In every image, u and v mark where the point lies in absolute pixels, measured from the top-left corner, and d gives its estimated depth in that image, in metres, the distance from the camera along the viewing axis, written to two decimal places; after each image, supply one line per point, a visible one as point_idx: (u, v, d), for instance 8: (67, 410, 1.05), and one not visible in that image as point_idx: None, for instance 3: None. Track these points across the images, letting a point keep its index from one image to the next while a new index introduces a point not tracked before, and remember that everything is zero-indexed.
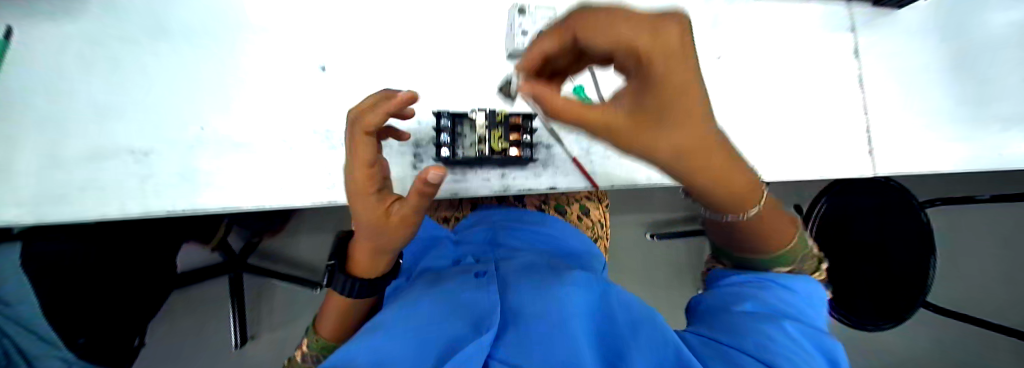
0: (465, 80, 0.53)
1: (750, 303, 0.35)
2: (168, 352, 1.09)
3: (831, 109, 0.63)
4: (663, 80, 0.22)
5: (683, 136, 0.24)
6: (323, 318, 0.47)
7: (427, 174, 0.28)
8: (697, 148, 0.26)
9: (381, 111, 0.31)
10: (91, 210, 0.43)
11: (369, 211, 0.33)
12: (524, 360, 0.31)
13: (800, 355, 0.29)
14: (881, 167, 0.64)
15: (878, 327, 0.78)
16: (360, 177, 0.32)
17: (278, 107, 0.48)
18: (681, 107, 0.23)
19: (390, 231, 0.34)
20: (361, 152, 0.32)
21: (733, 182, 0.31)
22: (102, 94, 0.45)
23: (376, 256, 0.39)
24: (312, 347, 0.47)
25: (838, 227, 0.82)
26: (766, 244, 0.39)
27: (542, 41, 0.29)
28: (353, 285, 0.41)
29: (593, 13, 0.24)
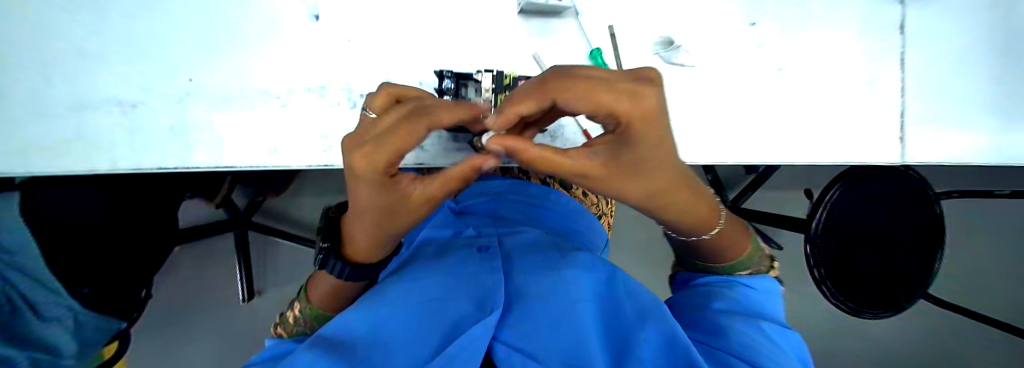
0: (472, 40, 0.49)
1: (727, 302, 0.42)
2: (177, 303, 1.12)
3: (867, 89, 0.59)
4: (640, 143, 0.23)
5: (650, 178, 0.27)
6: (315, 286, 0.47)
7: (483, 163, 0.29)
8: (669, 186, 0.29)
9: (457, 113, 0.26)
10: (80, 163, 0.41)
11: (392, 197, 0.29)
12: (532, 343, 0.36)
13: (774, 351, 0.35)
14: (911, 154, 0.60)
15: (875, 314, 0.77)
16: (384, 165, 0.26)
17: (271, 60, 0.45)
18: (650, 160, 0.25)
19: (409, 212, 0.32)
20: (404, 144, 0.24)
21: (693, 211, 0.36)
22: (79, 35, 0.41)
23: (378, 237, 0.36)
24: (306, 313, 0.48)
25: (849, 214, 0.76)
26: (725, 252, 0.47)
27: (517, 104, 0.24)
28: (345, 270, 0.41)
29: (576, 86, 0.21)
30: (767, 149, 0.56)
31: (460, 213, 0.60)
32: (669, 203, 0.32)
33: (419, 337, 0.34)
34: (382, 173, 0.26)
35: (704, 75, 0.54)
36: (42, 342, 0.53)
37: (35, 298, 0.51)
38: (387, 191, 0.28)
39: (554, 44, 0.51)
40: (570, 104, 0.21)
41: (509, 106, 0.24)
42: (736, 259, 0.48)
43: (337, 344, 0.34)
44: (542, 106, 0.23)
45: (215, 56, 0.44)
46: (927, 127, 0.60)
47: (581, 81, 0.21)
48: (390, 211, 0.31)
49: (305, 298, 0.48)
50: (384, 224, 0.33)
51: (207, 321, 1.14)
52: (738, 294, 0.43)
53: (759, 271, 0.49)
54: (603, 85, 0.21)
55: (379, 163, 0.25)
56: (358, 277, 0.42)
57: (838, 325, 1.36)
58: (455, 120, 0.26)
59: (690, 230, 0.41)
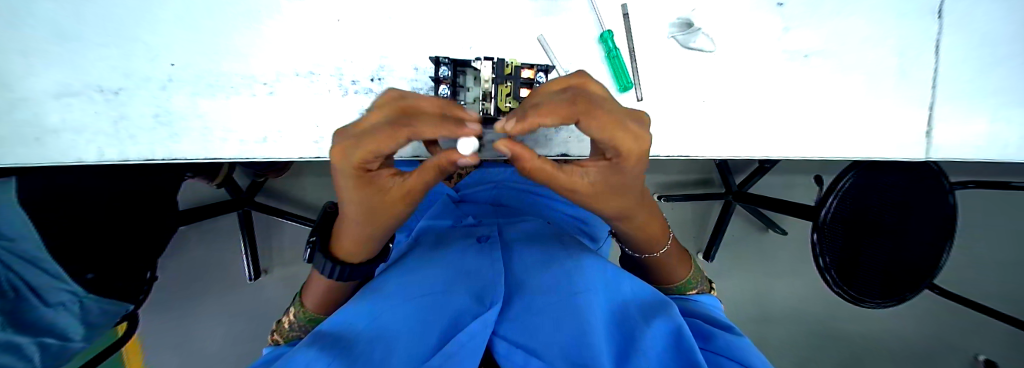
0: (472, 20, 0.46)
1: (703, 313, 0.45)
2: (183, 282, 1.13)
3: (896, 78, 0.55)
4: (624, 172, 0.28)
5: (627, 193, 0.31)
6: (309, 291, 0.46)
7: (458, 158, 0.28)
8: (630, 207, 0.34)
9: (439, 130, 0.26)
10: (67, 153, 0.40)
11: (369, 192, 0.29)
12: (531, 339, 0.35)
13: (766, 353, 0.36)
14: (938, 148, 0.57)
15: (878, 304, 0.76)
16: (360, 160, 0.26)
17: (258, 44, 0.42)
18: (633, 181, 0.30)
19: (389, 207, 0.31)
20: (381, 146, 0.25)
21: (648, 226, 0.42)
22: (57, 20, 0.39)
23: (362, 234, 0.35)
24: (299, 319, 0.46)
25: (858, 204, 0.73)
26: (670, 274, 0.51)
27: (543, 116, 0.24)
28: (335, 268, 0.39)
29: (601, 114, 0.24)
30: (784, 142, 0.53)
31: (462, 202, 0.59)
32: (631, 219, 0.38)
33: (419, 330, 0.33)
34: (358, 167, 0.27)
35: (721, 62, 0.51)
36: (46, 326, 0.53)
37: (36, 284, 0.51)
38: (365, 186, 0.29)
39: (561, 26, 0.48)
40: (590, 130, 0.24)
41: (533, 116, 0.24)
42: (683, 278, 0.52)
43: (335, 344, 0.32)
44: (567, 121, 0.25)
45: (200, 39, 0.41)
46: (954, 119, 0.57)
47: (607, 113, 0.24)
48: (369, 209, 0.30)
49: (299, 303, 0.47)
50: (369, 221, 0.32)
51: (214, 300, 1.16)
52: (700, 307, 0.47)
53: (703, 290, 0.53)
54: (617, 122, 0.25)
55: (355, 158, 0.26)
56: (350, 277, 0.40)
57: (838, 311, 1.36)
58: (435, 135, 0.26)
59: (647, 246, 0.46)
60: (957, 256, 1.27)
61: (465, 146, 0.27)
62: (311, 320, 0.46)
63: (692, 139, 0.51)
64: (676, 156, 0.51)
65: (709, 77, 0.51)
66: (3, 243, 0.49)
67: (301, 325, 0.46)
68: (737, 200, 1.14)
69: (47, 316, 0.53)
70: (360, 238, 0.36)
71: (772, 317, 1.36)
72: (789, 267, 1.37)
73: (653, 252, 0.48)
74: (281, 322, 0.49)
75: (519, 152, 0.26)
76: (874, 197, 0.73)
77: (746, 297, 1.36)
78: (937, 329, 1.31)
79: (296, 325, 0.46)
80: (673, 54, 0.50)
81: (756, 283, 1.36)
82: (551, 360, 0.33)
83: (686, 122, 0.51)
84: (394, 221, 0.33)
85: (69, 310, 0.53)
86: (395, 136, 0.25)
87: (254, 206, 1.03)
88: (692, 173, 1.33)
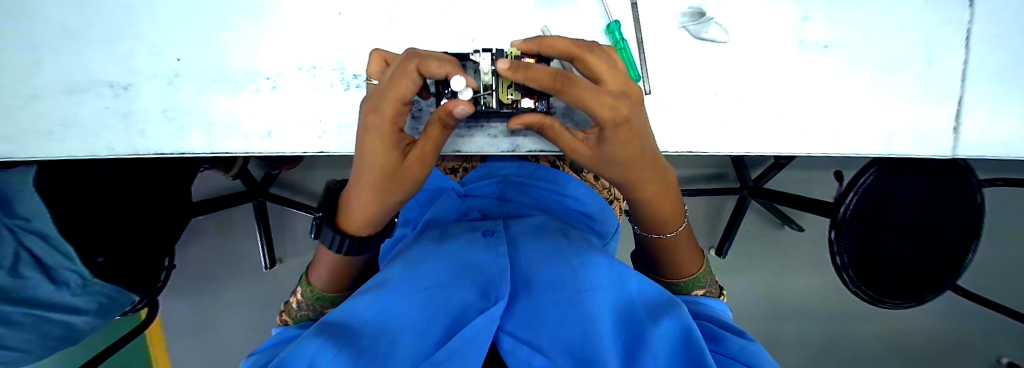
0: (473, 12, 0.45)
1: (714, 314, 0.43)
2: (201, 269, 1.18)
3: (923, 69, 0.52)
4: (616, 139, 0.28)
5: (634, 165, 0.32)
6: (316, 270, 0.46)
7: (453, 106, 0.27)
8: (640, 177, 0.35)
9: (445, 65, 0.28)
10: (82, 148, 0.42)
11: (393, 153, 0.30)
12: (533, 335, 0.34)
13: None
14: (967, 144, 0.53)
15: (897, 305, 0.73)
16: (389, 112, 0.28)
17: (260, 38, 0.42)
18: (630, 157, 0.31)
19: (408, 167, 0.32)
20: (404, 90, 0.27)
21: (659, 200, 0.41)
22: (71, 17, 0.40)
23: (377, 208, 0.35)
24: (307, 298, 0.46)
25: (880, 201, 0.70)
26: (676, 267, 0.50)
27: (529, 78, 0.26)
28: (342, 241, 0.39)
29: (580, 85, 0.24)
30: (800, 137, 0.51)
31: (466, 196, 0.57)
32: (643, 194, 0.39)
33: (423, 323, 0.33)
34: (389, 124, 0.29)
35: (732, 53, 0.49)
36: (58, 305, 0.54)
37: (49, 264, 0.53)
38: (392, 145, 0.30)
39: (566, 17, 0.46)
40: (567, 99, 0.25)
41: (523, 74, 0.26)
42: (693, 275, 0.50)
43: (340, 329, 0.32)
44: (546, 88, 0.26)
45: (203, 35, 0.41)
46: (985, 115, 0.53)
47: (585, 87, 0.24)
48: (390, 173, 0.32)
49: (305, 282, 0.46)
50: (386, 191, 0.33)
51: (230, 286, 1.20)
52: (710, 312, 0.45)
53: (712, 292, 0.52)
54: (598, 89, 0.25)
55: (386, 109, 0.28)
56: (358, 252, 0.41)
57: (854, 311, 1.32)
58: (441, 72, 0.28)
59: (659, 226, 0.46)
60: (983, 256, 1.22)
61: (456, 83, 0.28)
62: (318, 298, 0.46)
63: (703, 134, 0.49)
64: (685, 152, 0.50)
65: (720, 69, 0.49)
66: (18, 223, 0.50)
67: (309, 304, 0.46)
68: (751, 195, 1.11)
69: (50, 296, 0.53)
70: (375, 211, 0.36)
71: (785, 315, 1.33)
72: (806, 265, 1.33)
73: (666, 233, 0.47)
74: (288, 302, 0.49)
75: (535, 123, 0.31)
76: (897, 194, 0.70)
77: (760, 294, 1.34)
78: (962, 332, 1.25)
79: (305, 304, 0.46)
80: (683, 45, 0.48)
81: (769, 281, 1.33)
82: (556, 358, 0.33)
83: (696, 116, 0.49)
84: (407, 190, 0.35)
85: (75, 293, 0.54)
86: (406, 70, 0.27)
87: (267, 198, 1.05)
88: (706, 167, 1.30)
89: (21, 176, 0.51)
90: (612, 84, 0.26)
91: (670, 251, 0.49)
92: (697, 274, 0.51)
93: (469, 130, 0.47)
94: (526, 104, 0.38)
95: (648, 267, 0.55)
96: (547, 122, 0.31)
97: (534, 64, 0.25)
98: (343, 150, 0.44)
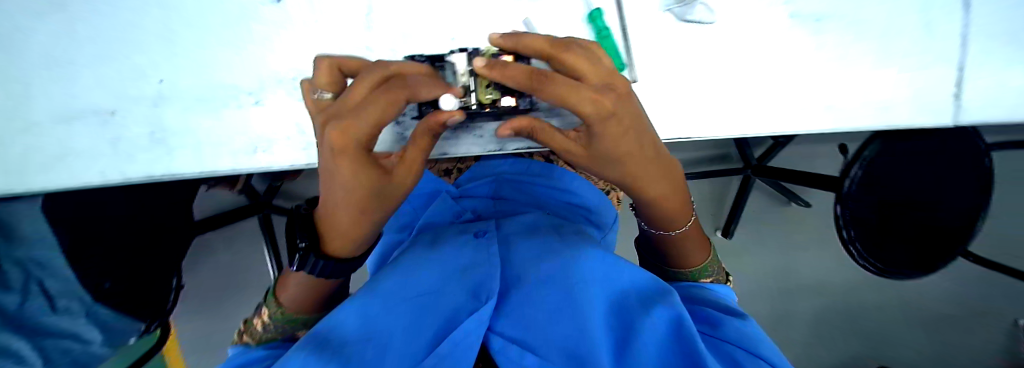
0: (451, 11, 0.44)
1: (707, 297, 0.43)
2: (209, 285, 1.19)
3: (918, 35, 0.50)
4: (606, 134, 0.27)
5: (631, 161, 0.31)
6: (287, 287, 0.45)
7: (447, 118, 0.29)
8: (640, 174, 0.34)
9: (433, 89, 0.29)
10: (74, 176, 0.42)
11: (373, 174, 0.28)
12: (524, 334, 0.34)
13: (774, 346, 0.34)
14: (969, 108, 0.52)
15: (906, 276, 0.73)
16: (366, 137, 0.26)
17: (239, 54, 0.42)
18: (624, 152, 0.30)
19: (392, 182, 0.30)
20: (386, 114, 0.25)
21: (665, 199, 0.40)
22: (51, 46, 0.40)
23: (362, 225, 0.34)
24: (275, 318, 0.45)
25: (886, 171, 0.68)
26: (682, 258, 0.50)
27: (506, 80, 0.26)
28: (319, 263, 0.38)
29: (556, 82, 0.23)
30: (796, 115, 0.50)
31: (462, 198, 0.57)
32: (647, 190, 0.37)
33: (412, 329, 0.33)
34: (366, 148, 0.26)
35: (722, 34, 0.48)
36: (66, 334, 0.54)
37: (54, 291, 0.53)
38: (373, 167, 0.28)
39: (545, 9, 0.45)
40: (547, 98, 0.25)
41: (499, 76, 0.26)
42: (702, 263, 0.50)
43: (327, 341, 0.31)
44: (525, 88, 0.25)
45: (183, 55, 0.41)
46: (987, 79, 0.52)
47: (564, 83, 0.23)
48: (374, 194, 0.30)
49: (273, 302, 0.45)
50: (371, 208, 0.32)
51: (239, 301, 1.20)
52: (710, 297, 0.44)
53: (719, 279, 0.52)
54: (579, 85, 0.24)
55: (361, 135, 0.25)
56: (330, 274, 0.40)
57: (866, 284, 1.30)
58: (429, 94, 0.29)
59: (666, 222, 0.45)
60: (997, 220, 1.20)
61: (446, 101, 0.30)
62: (288, 319, 0.45)
63: (693, 120, 0.48)
64: (676, 139, 0.49)
65: (709, 51, 0.48)
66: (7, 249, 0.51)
67: (278, 325, 0.45)
68: (756, 175, 1.09)
69: (60, 328, 0.54)
70: (361, 228, 0.34)
71: (795, 292, 1.32)
72: (814, 242, 1.32)
73: (671, 230, 0.46)
74: (251, 322, 0.47)
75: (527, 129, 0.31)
76: (903, 164, 0.68)
77: (770, 273, 1.33)
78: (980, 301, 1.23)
79: (272, 325, 0.45)
80: (668, 29, 0.47)
81: (779, 259, 1.32)
82: (547, 355, 0.32)
83: (685, 101, 0.48)
84: (391, 204, 0.33)
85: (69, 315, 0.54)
86: (391, 96, 0.25)
87: (270, 210, 1.06)
88: (707, 149, 1.29)
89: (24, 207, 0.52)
90: (593, 77, 0.26)
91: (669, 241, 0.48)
92: (700, 265, 0.50)
93: (455, 133, 0.47)
94: (506, 103, 0.37)
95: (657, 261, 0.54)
96: (536, 124, 0.31)
97: (510, 64, 0.25)
98: None
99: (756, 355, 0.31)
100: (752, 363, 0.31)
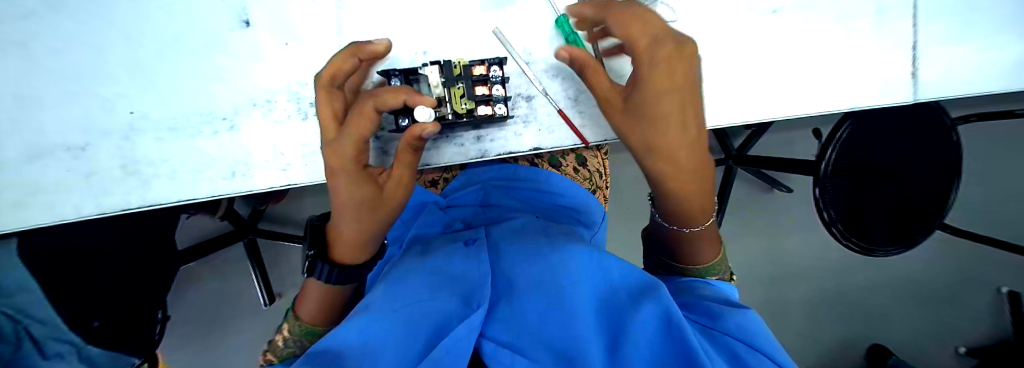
0: (423, 24, 0.45)
1: (705, 290, 0.43)
2: (196, 316, 1.15)
3: (871, 21, 0.53)
4: (659, 58, 0.34)
5: (662, 115, 0.34)
6: (306, 300, 0.46)
7: (419, 131, 0.33)
8: (668, 150, 0.36)
9: (398, 96, 0.33)
10: (47, 215, 0.41)
11: (365, 183, 0.35)
12: (514, 340, 0.34)
13: (767, 338, 0.34)
14: (924, 87, 0.55)
15: (888, 252, 0.75)
16: (351, 152, 0.34)
17: (213, 80, 0.42)
18: (661, 90, 0.34)
19: (382, 192, 0.37)
20: (362, 128, 0.33)
21: (694, 195, 0.41)
22: (15, 85, 0.39)
23: (363, 236, 0.39)
24: (295, 332, 0.45)
25: (859, 151, 0.71)
26: (688, 254, 0.49)
27: (587, 8, 0.40)
28: (327, 271, 0.42)
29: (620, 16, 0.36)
30: (766, 103, 0.52)
31: (449, 208, 0.58)
32: (675, 185, 0.39)
33: (404, 340, 0.32)
34: (355, 162, 0.34)
35: (688, 31, 0.50)
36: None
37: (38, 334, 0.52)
38: (362, 179, 0.35)
39: (515, 17, 0.47)
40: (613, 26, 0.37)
41: (583, 9, 0.41)
42: (710, 261, 0.49)
43: (324, 360, 0.31)
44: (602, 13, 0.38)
45: (154, 85, 0.41)
46: (938, 58, 0.55)
47: (630, 12, 0.36)
48: (366, 203, 0.36)
49: (293, 316, 0.46)
50: (367, 218, 0.37)
51: (230, 329, 1.17)
52: (714, 292, 0.43)
53: (725, 279, 0.50)
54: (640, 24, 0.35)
55: (348, 151, 0.33)
56: (342, 280, 0.43)
57: (850, 262, 1.35)
58: (397, 100, 0.33)
59: (688, 219, 0.44)
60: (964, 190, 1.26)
61: (422, 113, 0.34)
62: (307, 333, 0.45)
63: None
64: None
65: None
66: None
67: (297, 340, 0.45)
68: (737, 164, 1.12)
69: None
70: (364, 240, 0.40)
71: (785, 276, 1.35)
72: (799, 224, 1.35)
73: (693, 225, 0.45)
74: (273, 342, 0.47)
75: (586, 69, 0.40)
76: (875, 142, 0.71)
77: (761, 259, 1.35)
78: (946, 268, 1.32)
79: (292, 341, 0.45)
80: None
81: (767, 244, 1.35)
82: (537, 358, 0.32)
83: None
84: (389, 215, 0.39)
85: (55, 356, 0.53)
86: (363, 110, 0.32)
87: (257, 233, 1.04)
88: None
89: None
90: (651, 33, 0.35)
91: (664, 234, 0.49)
92: (709, 261, 0.49)
93: (435, 142, 0.47)
94: (482, 111, 0.40)
95: (664, 260, 0.52)
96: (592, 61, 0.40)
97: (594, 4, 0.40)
98: (310, 180, 0.44)
99: (754, 348, 0.32)
100: (753, 359, 0.31)
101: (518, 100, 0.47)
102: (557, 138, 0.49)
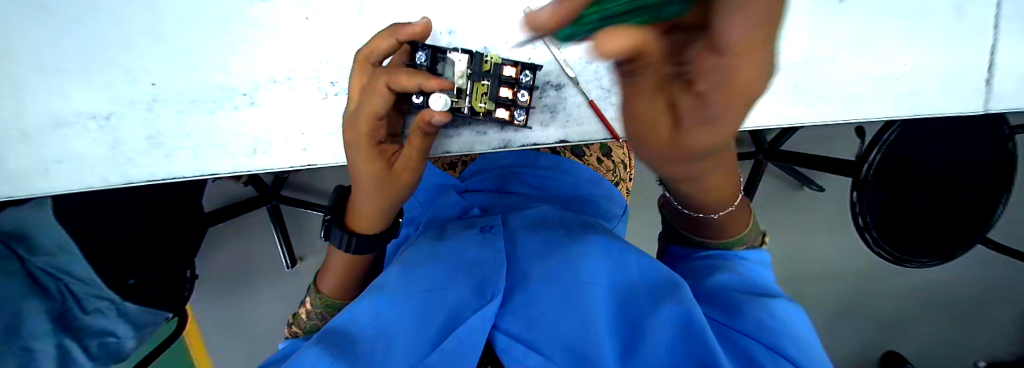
0: (451, 3, 0.42)
1: (725, 275, 0.39)
2: (223, 275, 1.21)
3: (948, 17, 0.47)
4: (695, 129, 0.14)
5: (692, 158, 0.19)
6: (326, 275, 0.47)
7: (431, 117, 0.31)
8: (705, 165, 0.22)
9: (415, 78, 0.32)
10: (73, 181, 0.41)
11: (375, 160, 0.36)
12: (525, 338, 0.33)
13: (793, 343, 0.31)
14: (1001, 96, 0.49)
15: (923, 263, 0.72)
16: (364, 127, 0.34)
17: (231, 54, 0.41)
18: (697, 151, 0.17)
19: (391, 173, 0.36)
20: (375, 105, 0.33)
21: (717, 187, 0.31)
22: (42, 51, 0.39)
23: (375, 212, 0.40)
24: (316, 305, 0.47)
25: (908, 155, 0.65)
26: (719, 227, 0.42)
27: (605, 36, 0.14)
28: (347, 240, 0.42)
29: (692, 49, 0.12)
30: (814, 105, 0.48)
31: (467, 193, 0.56)
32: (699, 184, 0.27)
33: (417, 328, 0.32)
34: (369, 137, 0.35)
35: None
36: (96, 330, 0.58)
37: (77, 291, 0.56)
38: (373, 155, 0.35)
39: None
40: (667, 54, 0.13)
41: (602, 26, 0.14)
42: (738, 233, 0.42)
43: (341, 338, 0.31)
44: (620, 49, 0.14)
45: (175, 56, 0.40)
46: None
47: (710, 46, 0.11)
48: (375, 180, 0.36)
49: (315, 289, 0.47)
50: (376, 195, 0.38)
51: (253, 290, 1.23)
52: (734, 271, 0.39)
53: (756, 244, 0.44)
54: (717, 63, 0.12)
55: (362, 126, 0.34)
56: (359, 249, 0.43)
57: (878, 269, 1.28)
58: (411, 83, 0.32)
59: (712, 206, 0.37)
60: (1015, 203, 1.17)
61: (435, 103, 0.32)
62: (327, 306, 0.47)
63: None
64: None
65: None
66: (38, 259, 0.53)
67: (319, 313, 0.47)
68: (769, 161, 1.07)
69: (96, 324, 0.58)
70: (376, 216, 0.40)
71: (808, 279, 1.29)
72: (828, 226, 1.28)
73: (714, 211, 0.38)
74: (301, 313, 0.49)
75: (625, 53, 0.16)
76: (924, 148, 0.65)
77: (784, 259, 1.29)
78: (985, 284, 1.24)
79: (314, 313, 0.46)
80: None
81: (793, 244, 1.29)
82: (552, 356, 0.32)
83: None
84: (399, 197, 0.39)
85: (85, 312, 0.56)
86: (377, 87, 0.32)
87: (279, 200, 1.07)
88: None
89: (34, 211, 0.53)
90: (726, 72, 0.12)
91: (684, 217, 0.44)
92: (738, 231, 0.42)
93: (456, 128, 0.45)
94: (500, 114, 0.40)
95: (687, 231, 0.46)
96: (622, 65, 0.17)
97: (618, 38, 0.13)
98: (330, 162, 0.44)
99: (774, 351, 0.30)
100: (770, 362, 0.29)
101: (547, 89, 0.45)
102: (585, 131, 0.46)
